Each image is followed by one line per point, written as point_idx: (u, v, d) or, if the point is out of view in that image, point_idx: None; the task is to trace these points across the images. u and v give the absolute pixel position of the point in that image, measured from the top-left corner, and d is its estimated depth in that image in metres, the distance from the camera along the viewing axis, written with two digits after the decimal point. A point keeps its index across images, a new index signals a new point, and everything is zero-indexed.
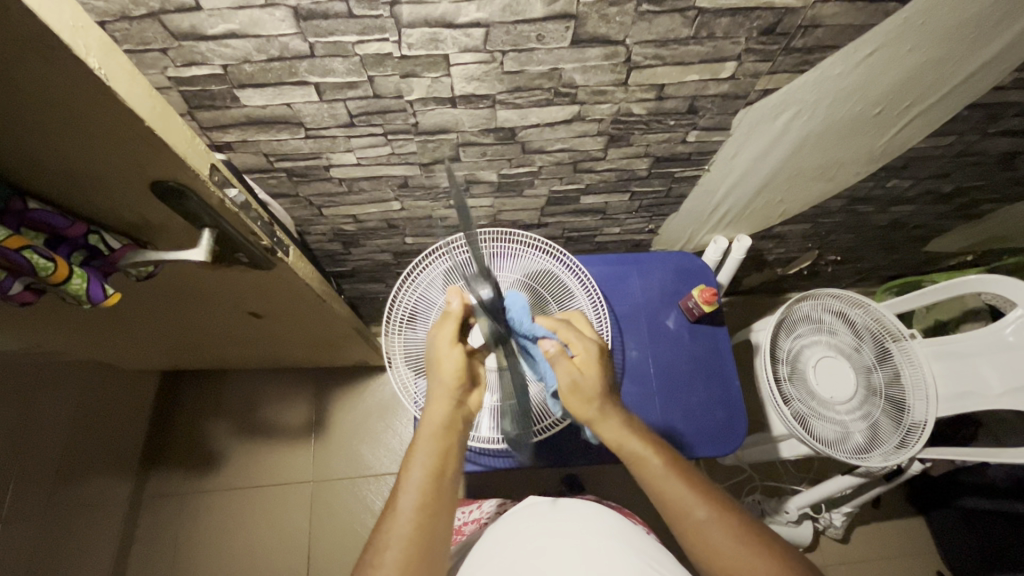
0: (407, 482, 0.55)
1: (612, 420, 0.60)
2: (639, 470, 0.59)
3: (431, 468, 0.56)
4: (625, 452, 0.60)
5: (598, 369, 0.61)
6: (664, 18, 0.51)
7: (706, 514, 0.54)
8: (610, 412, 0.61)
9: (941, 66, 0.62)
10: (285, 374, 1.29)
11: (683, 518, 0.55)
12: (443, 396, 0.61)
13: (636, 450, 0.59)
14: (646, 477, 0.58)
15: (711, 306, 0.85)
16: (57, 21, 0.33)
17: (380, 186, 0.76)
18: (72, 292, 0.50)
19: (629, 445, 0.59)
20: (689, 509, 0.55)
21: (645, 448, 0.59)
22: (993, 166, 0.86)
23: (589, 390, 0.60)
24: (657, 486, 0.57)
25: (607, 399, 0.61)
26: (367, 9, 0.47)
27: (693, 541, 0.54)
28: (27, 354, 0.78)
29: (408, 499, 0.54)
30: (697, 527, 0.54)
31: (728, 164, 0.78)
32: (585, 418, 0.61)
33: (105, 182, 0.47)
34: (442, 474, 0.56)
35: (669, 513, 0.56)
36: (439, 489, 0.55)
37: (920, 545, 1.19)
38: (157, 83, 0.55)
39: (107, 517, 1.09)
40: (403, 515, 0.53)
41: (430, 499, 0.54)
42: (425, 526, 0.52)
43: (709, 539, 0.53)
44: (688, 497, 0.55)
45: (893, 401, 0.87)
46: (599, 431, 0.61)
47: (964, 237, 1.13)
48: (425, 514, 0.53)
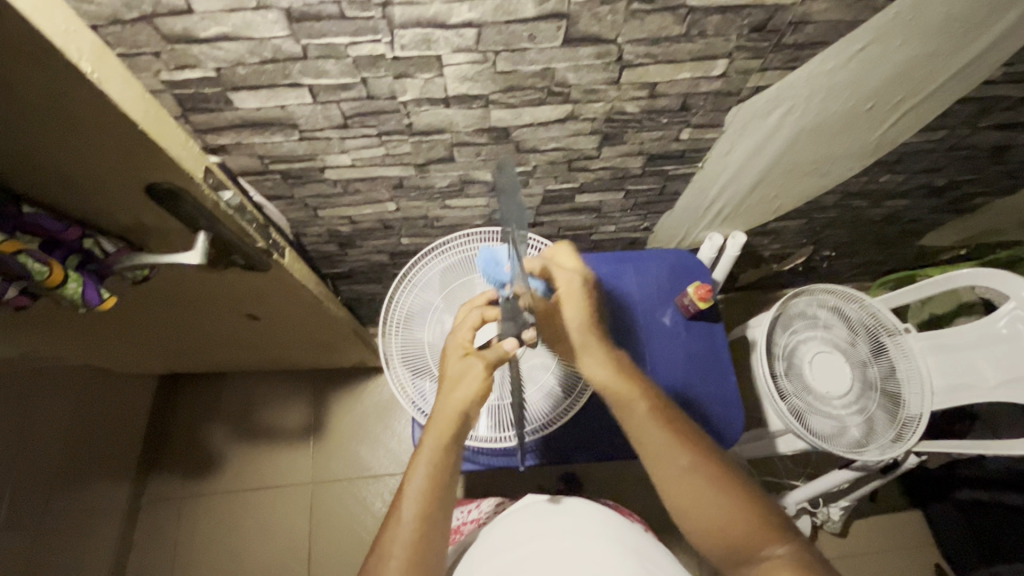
0: (408, 490, 0.54)
1: (597, 357, 0.64)
2: (623, 412, 0.59)
3: (433, 476, 0.55)
4: (611, 391, 0.61)
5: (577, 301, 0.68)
6: (655, 16, 0.51)
7: (686, 462, 0.53)
8: (593, 347, 0.65)
9: (931, 61, 0.62)
10: (283, 377, 1.29)
11: (663, 464, 0.54)
12: (450, 409, 0.59)
13: (618, 389, 0.60)
14: (629, 422, 0.58)
15: (707, 303, 0.87)
16: (49, 25, 0.33)
17: (375, 186, 0.76)
18: (68, 296, 0.50)
19: (615, 385, 0.61)
20: (669, 456, 0.54)
21: (634, 391, 0.60)
22: (984, 160, 0.87)
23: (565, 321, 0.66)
24: (639, 431, 0.57)
25: (590, 333, 0.65)
26: (360, 10, 0.47)
27: (670, 488, 0.53)
28: (23, 360, 0.78)
29: (410, 508, 0.53)
30: (674, 474, 0.53)
31: (722, 161, 0.78)
32: (568, 347, 0.66)
33: (99, 185, 0.47)
34: (444, 483, 0.55)
35: (649, 458, 0.55)
36: (441, 498, 0.54)
37: (918, 538, 1.20)
38: (150, 87, 0.55)
39: (105, 522, 1.09)
40: (404, 523, 0.52)
41: (433, 508, 0.53)
42: (428, 534, 0.52)
43: (687, 487, 0.52)
44: (671, 446, 0.55)
45: (888, 395, 0.88)
46: (585, 362, 0.64)
47: (958, 231, 1.14)
48: (426, 522, 0.53)
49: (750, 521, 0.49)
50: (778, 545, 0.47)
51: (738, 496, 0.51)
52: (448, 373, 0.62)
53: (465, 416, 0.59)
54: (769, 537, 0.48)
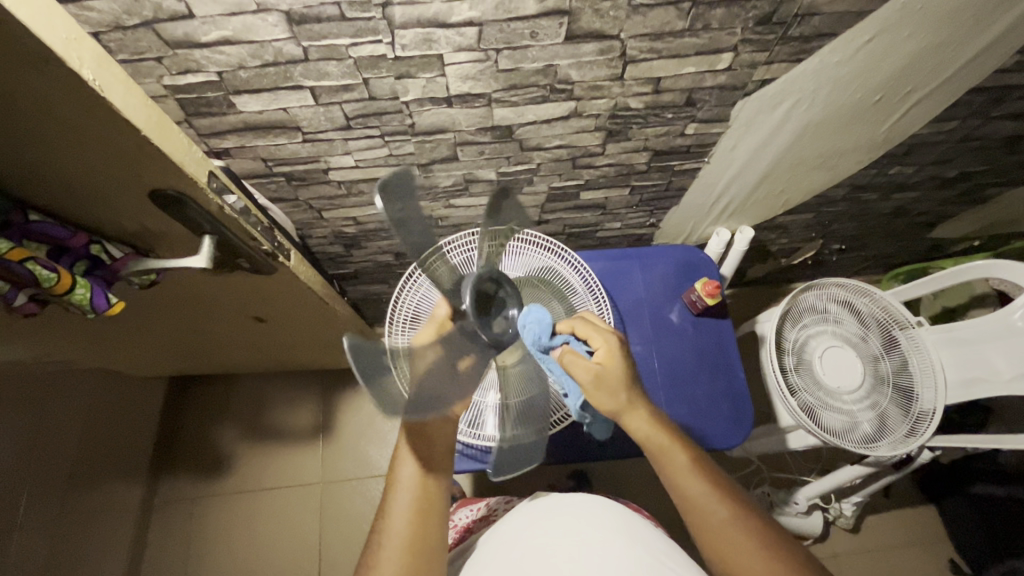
0: (398, 483, 0.57)
1: (638, 414, 0.59)
2: (663, 464, 0.59)
3: (418, 466, 0.57)
4: (652, 445, 0.59)
5: (623, 358, 0.60)
6: (659, 11, 0.50)
7: (725, 514, 0.55)
8: (637, 403, 0.59)
9: (942, 50, 0.61)
10: (291, 378, 1.29)
11: (702, 513, 0.55)
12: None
13: (659, 443, 0.59)
14: (669, 474, 0.58)
15: (714, 299, 0.85)
16: (50, 34, 0.33)
17: (379, 187, 0.76)
18: (76, 302, 0.50)
19: (655, 439, 0.59)
20: (708, 507, 0.55)
21: (673, 445, 0.59)
22: (998, 150, 0.85)
23: (612, 381, 0.58)
24: (679, 481, 0.57)
25: (634, 389, 0.60)
26: (359, 11, 0.47)
27: (709, 538, 0.54)
28: (35, 363, 0.79)
29: (400, 500, 0.55)
30: (716, 525, 0.54)
31: (728, 156, 0.77)
32: (613, 408, 0.59)
33: (104, 192, 0.47)
34: (431, 471, 0.57)
35: (688, 508, 0.56)
36: (430, 487, 0.56)
37: (932, 534, 1.18)
38: (153, 92, 0.55)
39: (119, 522, 1.10)
40: (398, 516, 0.54)
41: (422, 497, 0.56)
42: (419, 522, 0.54)
43: (728, 539, 0.53)
44: (710, 498, 0.56)
45: (900, 390, 0.87)
46: (627, 421, 0.60)
47: (971, 223, 1.12)
48: (418, 513, 0.55)
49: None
50: None
51: (777, 549, 0.52)
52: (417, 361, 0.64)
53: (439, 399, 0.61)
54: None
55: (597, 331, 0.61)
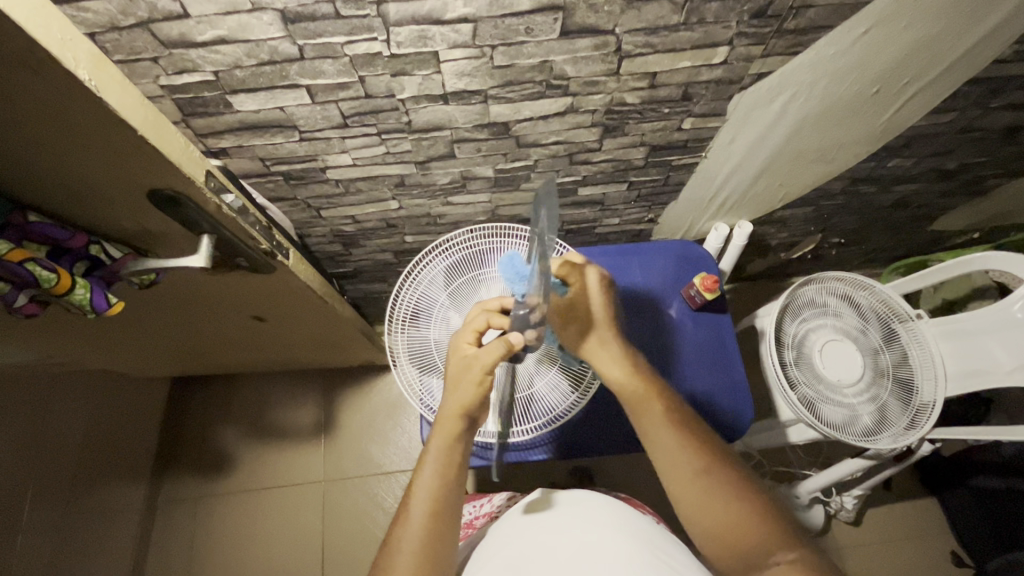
0: (417, 491, 0.56)
1: (607, 357, 0.62)
2: (634, 411, 0.60)
3: (441, 479, 0.56)
4: (625, 390, 0.60)
5: (597, 297, 0.63)
6: (653, 5, 0.50)
7: (699, 464, 0.55)
8: (610, 343, 0.62)
9: (938, 41, 0.61)
10: (293, 377, 1.30)
11: (676, 465, 0.56)
12: (453, 410, 0.59)
13: (629, 390, 0.60)
14: (645, 422, 0.59)
15: (713, 294, 0.85)
16: (47, 35, 0.33)
17: (377, 185, 0.76)
18: (76, 302, 0.51)
19: (630, 385, 0.60)
20: (681, 459, 0.55)
21: (644, 391, 0.60)
22: (996, 141, 0.85)
23: (580, 319, 0.63)
24: (655, 432, 0.58)
25: (603, 331, 0.63)
26: (354, 9, 0.47)
27: (681, 490, 0.55)
28: (36, 364, 0.79)
29: (418, 507, 0.55)
30: (687, 477, 0.55)
31: (725, 151, 0.77)
32: (583, 344, 0.63)
33: (102, 192, 0.47)
34: (450, 486, 0.57)
35: (660, 457, 0.57)
36: (448, 500, 0.56)
37: (934, 527, 1.18)
38: (150, 92, 0.55)
39: (123, 523, 1.11)
40: (415, 524, 0.54)
41: (441, 510, 0.55)
42: (435, 535, 0.53)
43: (699, 492, 0.54)
44: (683, 450, 0.56)
45: (900, 382, 0.87)
46: (594, 360, 0.62)
47: (971, 215, 1.12)
48: (433, 523, 0.54)
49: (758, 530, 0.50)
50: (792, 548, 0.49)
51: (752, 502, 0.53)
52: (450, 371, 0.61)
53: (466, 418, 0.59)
54: (775, 540, 0.50)
55: (575, 269, 0.64)
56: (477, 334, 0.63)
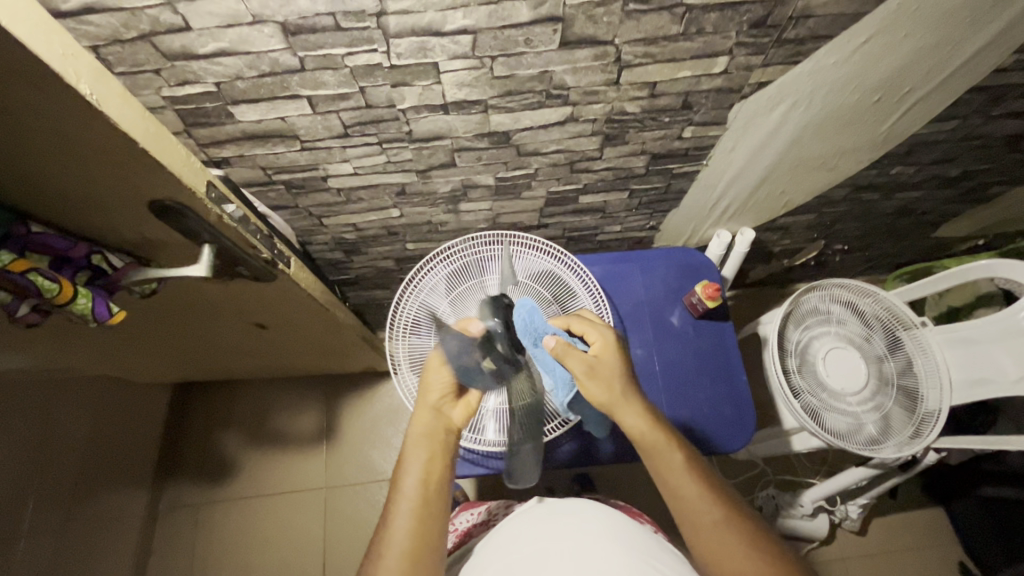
0: (401, 488, 0.57)
1: (633, 409, 0.59)
2: (657, 464, 0.58)
3: (422, 474, 0.58)
4: (647, 443, 0.59)
5: (616, 352, 0.61)
6: (652, 16, 0.50)
7: (721, 515, 0.54)
8: (630, 398, 0.60)
9: (940, 50, 0.61)
10: (295, 383, 1.30)
11: (698, 515, 0.55)
12: (423, 405, 0.63)
13: (655, 443, 0.58)
14: (666, 474, 0.58)
15: (715, 302, 0.85)
16: (49, 52, 0.33)
17: (378, 194, 0.76)
18: (78, 311, 0.51)
19: (652, 438, 0.59)
20: (703, 508, 0.55)
21: (668, 443, 0.59)
22: (999, 148, 0.85)
23: (606, 372, 0.60)
24: (676, 483, 0.57)
25: (628, 384, 0.60)
26: (354, 22, 0.47)
27: (702, 539, 0.54)
28: (38, 371, 0.80)
29: (404, 505, 0.56)
30: (709, 526, 0.54)
31: (726, 159, 0.77)
32: (606, 402, 0.59)
33: (102, 204, 0.48)
34: (433, 481, 0.58)
35: (682, 508, 0.56)
36: (431, 498, 0.57)
37: (940, 537, 1.17)
38: (152, 103, 0.56)
39: (125, 529, 1.11)
40: (399, 522, 0.55)
41: (424, 505, 0.56)
42: (420, 532, 0.54)
43: (721, 541, 0.53)
44: (703, 498, 0.55)
45: (905, 391, 0.86)
46: (620, 414, 0.60)
47: (975, 222, 1.11)
48: (418, 520, 0.55)
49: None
50: None
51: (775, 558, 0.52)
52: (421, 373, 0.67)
53: (436, 412, 0.62)
54: None
55: (592, 326, 0.62)
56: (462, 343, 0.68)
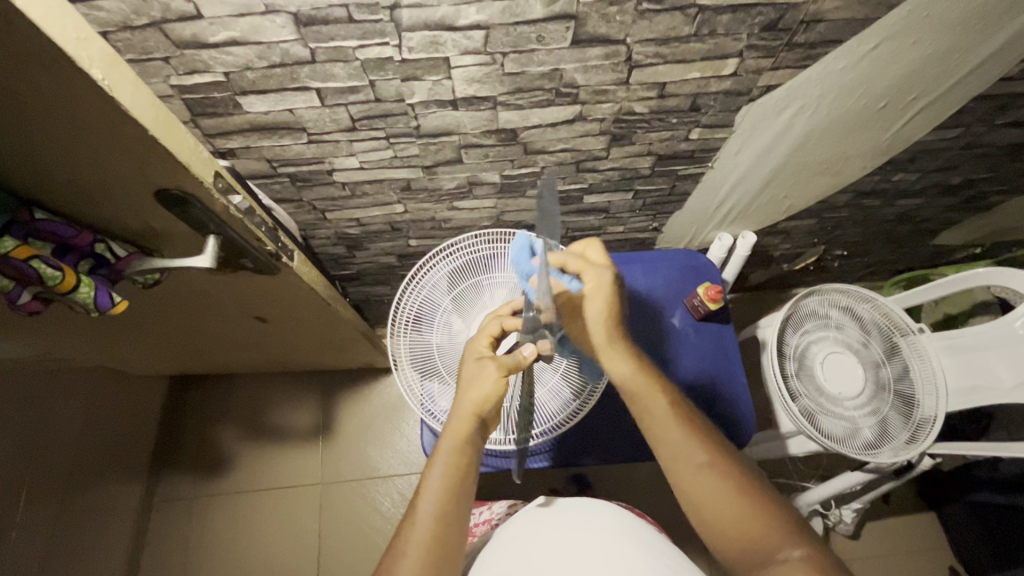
0: (427, 490, 0.56)
1: (617, 357, 0.62)
2: (641, 408, 0.60)
3: (450, 479, 0.56)
4: (631, 388, 0.61)
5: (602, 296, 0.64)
6: (665, 16, 0.51)
7: (706, 460, 0.55)
8: (614, 342, 0.63)
9: (947, 58, 0.61)
10: (292, 378, 1.29)
11: (683, 458, 0.55)
12: (463, 410, 0.60)
13: (639, 389, 0.60)
14: (654, 418, 0.59)
15: (717, 304, 0.85)
16: (62, 35, 0.33)
17: (383, 189, 0.76)
18: (80, 300, 0.50)
19: (634, 382, 0.61)
20: (689, 453, 0.55)
21: (653, 389, 0.60)
22: (1001, 157, 0.85)
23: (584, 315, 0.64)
24: (659, 428, 0.58)
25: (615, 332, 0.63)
26: (367, 14, 0.47)
27: (688, 484, 0.54)
28: (34, 359, 0.79)
29: (427, 508, 0.54)
30: (693, 470, 0.55)
31: (732, 161, 0.78)
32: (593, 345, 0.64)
33: (108, 191, 0.47)
34: (460, 489, 0.56)
35: (666, 452, 0.57)
36: (457, 503, 0.55)
37: (932, 542, 1.18)
38: (160, 92, 0.55)
39: (118, 522, 1.10)
40: (422, 524, 0.53)
41: (450, 510, 0.55)
42: (443, 536, 0.53)
43: (706, 485, 0.54)
44: (689, 444, 0.56)
45: (901, 396, 0.87)
46: (604, 359, 0.63)
47: (973, 229, 1.12)
48: (441, 524, 0.54)
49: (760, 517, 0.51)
50: (801, 547, 0.48)
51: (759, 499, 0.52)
52: (462, 374, 0.63)
53: (477, 419, 0.60)
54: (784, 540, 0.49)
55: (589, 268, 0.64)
56: (492, 340, 0.65)
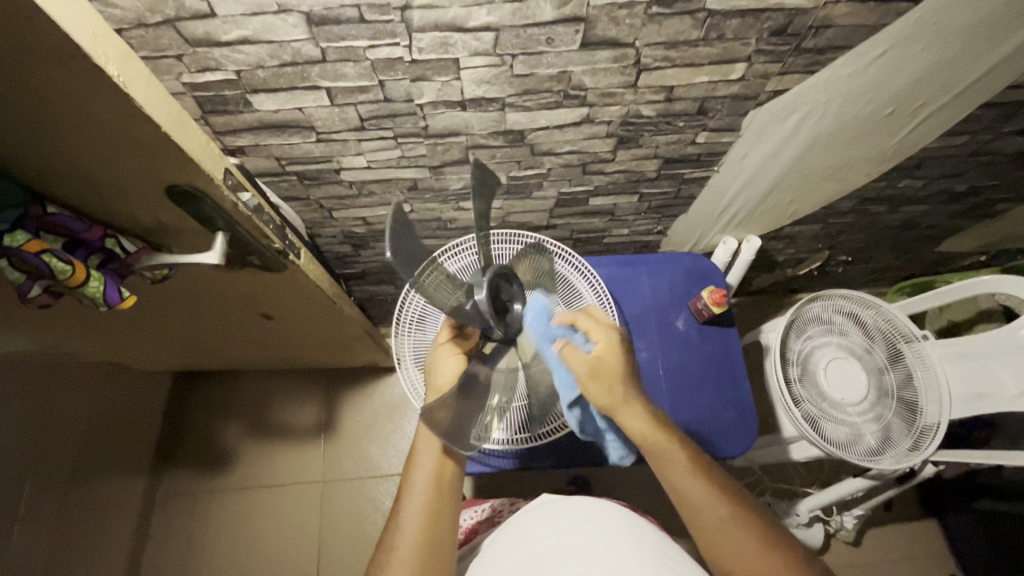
0: (412, 485, 0.57)
1: (635, 411, 0.59)
2: (659, 464, 0.59)
3: (433, 471, 0.58)
4: (649, 444, 0.59)
5: (620, 354, 0.60)
6: (674, 20, 0.51)
7: (727, 512, 0.55)
8: (632, 400, 0.59)
9: (954, 65, 0.61)
10: (295, 375, 1.30)
11: (704, 512, 0.55)
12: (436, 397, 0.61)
13: (658, 444, 0.59)
14: (674, 476, 0.58)
15: (720, 308, 0.85)
16: (78, 30, 0.33)
17: (390, 188, 0.76)
18: (89, 295, 0.50)
19: (654, 438, 0.59)
20: (710, 507, 0.55)
21: (670, 443, 0.59)
22: (1007, 165, 0.85)
23: (610, 375, 0.58)
24: (680, 483, 0.57)
25: (630, 385, 0.59)
26: (379, 14, 0.48)
27: (711, 540, 0.54)
28: (39, 352, 0.79)
29: (414, 503, 0.56)
30: (716, 525, 0.54)
31: (738, 166, 0.78)
32: (606, 404, 0.58)
33: (121, 186, 0.47)
34: (444, 480, 0.58)
35: (687, 509, 0.56)
36: (442, 496, 0.57)
37: (935, 550, 1.17)
38: (171, 89, 0.56)
39: (119, 516, 1.10)
40: (410, 520, 0.55)
41: (435, 501, 0.56)
42: (432, 527, 0.55)
43: (728, 537, 0.54)
44: (710, 496, 0.56)
45: (905, 403, 0.87)
46: (622, 418, 0.59)
47: (979, 237, 1.12)
48: (430, 517, 0.55)
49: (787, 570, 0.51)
50: None
51: (778, 547, 0.53)
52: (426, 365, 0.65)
53: None
54: None
55: (600, 327, 0.61)
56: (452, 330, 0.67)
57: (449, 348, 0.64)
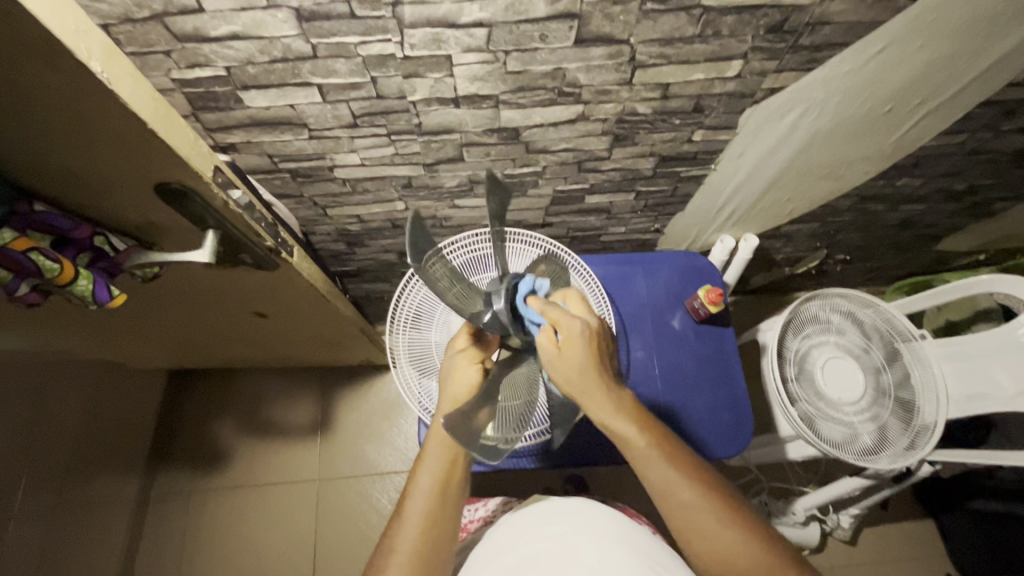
0: (415, 487, 0.56)
1: (601, 402, 0.55)
2: (624, 450, 0.56)
3: (437, 474, 0.57)
4: (615, 433, 0.55)
5: (587, 351, 0.54)
6: (669, 17, 0.50)
7: (693, 497, 0.54)
8: (598, 392, 0.54)
9: (953, 63, 0.61)
10: (291, 373, 1.29)
11: (671, 498, 0.54)
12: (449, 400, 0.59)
13: (624, 433, 0.55)
14: (639, 462, 0.55)
15: (717, 307, 0.85)
16: (60, 26, 0.33)
17: (384, 186, 0.76)
18: (78, 293, 0.50)
19: (619, 427, 0.55)
20: (678, 492, 0.54)
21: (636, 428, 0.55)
22: (1006, 164, 0.85)
23: (576, 375, 0.53)
24: (645, 468, 0.55)
25: (596, 381, 0.54)
26: (369, 10, 0.47)
27: (677, 522, 0.54)
28: (33, 351, 0.79)
29: (416, 506, 0.55)
30: (683, 509, 0.54)
31: (735, 163, 0.77)
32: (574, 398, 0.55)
33: (109, 183, 0.47)
34: (447, 484, 0.57)
35: (655, 493, 0.55)
36: (445, 500, 0.56)
37: (931, 549, 1.17)
38: (161, 85, 0.55)
39: (116, 514, 1.10)
40: (410, 524, 0.54)
41: (437, 506, 0.55)
42: (432, 531, 0.54)
43: (694, 521, 0.53)
44: (677, 480, 0.54)
45: (901, 403, 0.87)
46: (589, 409, 0.55)
47: (977, 236, 1.11)
48: (430, 521, 0.55)
49: (751, 550, 0.52)
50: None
51: (746, 526, 0.54)
52: (443, 367, 0.64)
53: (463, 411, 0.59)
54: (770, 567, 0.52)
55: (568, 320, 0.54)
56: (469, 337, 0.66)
57: (472, 356, 0.64)
